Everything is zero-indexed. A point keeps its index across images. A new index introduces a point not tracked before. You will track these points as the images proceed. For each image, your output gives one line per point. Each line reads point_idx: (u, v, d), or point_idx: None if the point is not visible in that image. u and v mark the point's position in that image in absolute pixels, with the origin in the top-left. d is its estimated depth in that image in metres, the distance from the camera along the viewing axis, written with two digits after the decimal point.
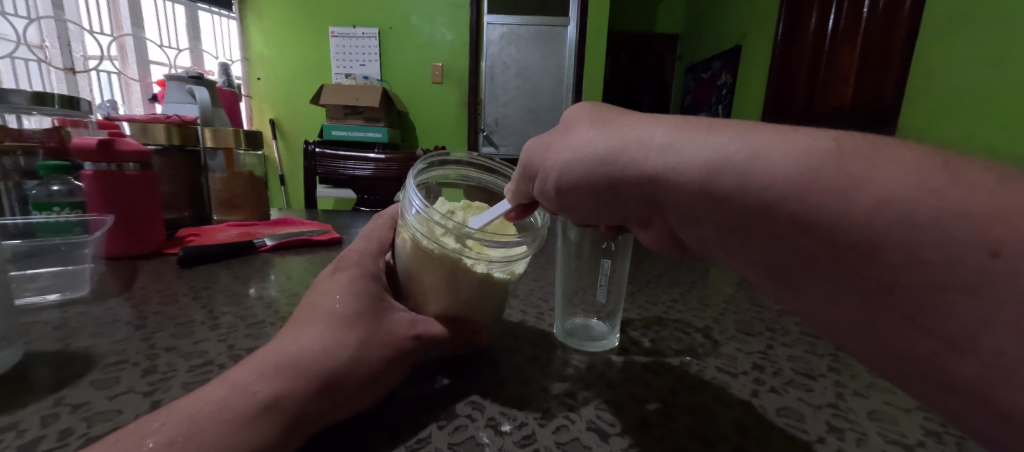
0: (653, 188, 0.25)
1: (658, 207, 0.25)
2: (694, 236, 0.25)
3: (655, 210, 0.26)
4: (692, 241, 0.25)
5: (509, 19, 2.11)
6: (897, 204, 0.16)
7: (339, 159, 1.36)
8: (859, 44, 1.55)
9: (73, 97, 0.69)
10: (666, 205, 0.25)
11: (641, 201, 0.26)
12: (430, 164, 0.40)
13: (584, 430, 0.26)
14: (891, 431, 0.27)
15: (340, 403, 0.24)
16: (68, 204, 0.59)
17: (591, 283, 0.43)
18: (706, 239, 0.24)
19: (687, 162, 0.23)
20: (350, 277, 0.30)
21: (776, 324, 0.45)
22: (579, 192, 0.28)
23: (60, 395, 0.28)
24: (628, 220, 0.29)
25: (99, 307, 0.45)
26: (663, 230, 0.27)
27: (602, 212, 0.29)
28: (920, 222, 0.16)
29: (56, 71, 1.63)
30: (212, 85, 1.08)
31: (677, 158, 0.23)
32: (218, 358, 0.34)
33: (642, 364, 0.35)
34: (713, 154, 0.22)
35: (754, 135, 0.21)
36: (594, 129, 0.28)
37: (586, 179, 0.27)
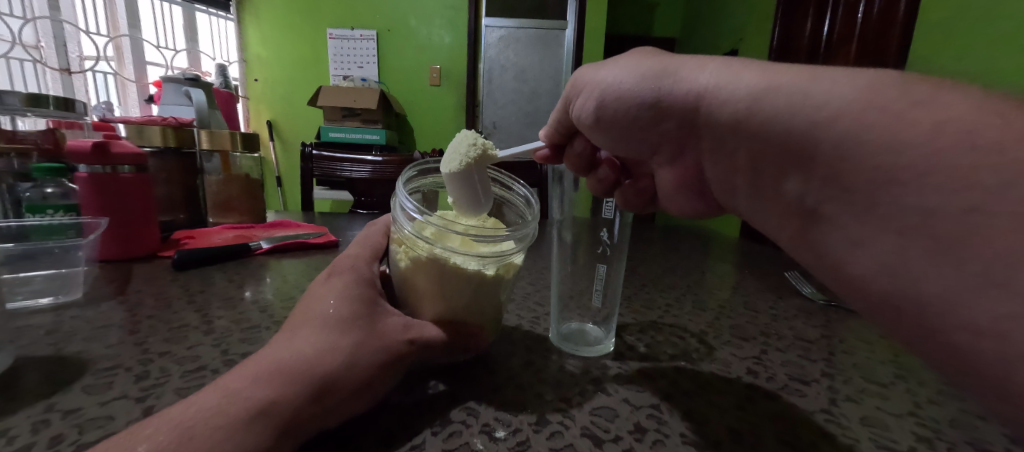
0: (694, 112, 0.29)
1: (694, 131, 0.31)
2: (725, 156, 0.29)
3: (691, 134, 0.32)
4: (717, 162, 0.31)
5: (506, 22, 2.11)
6: (955, 124, 0.19)
7: (335, 162, 1.36)
8: (853, 49, 1.57)
9: (68, 98, 0.69)
10: (702, 127, 0.30)
11: (680, 125, 0.31)
12: (421, 172, 0.40)
13: (577, 436, 0.26)
14: (882, 436, 0.27)
15: (333, 408, 0.24)
16: (61, 207, 0.58)
17: (586, 287, 0.43)
18: (739, 155, 0.28)
19: (741, 88, 0.26)
20: (344, 283, 0.30)
21: (770, 329, 0.45)
22: (623, 120, 0.34)
23: (51, 402, 0.28)
24: (663, 145, 0.35)
25: (92, 311, 0.45)
26: (694, 153, 0.33)
27: (641, 138, 0.35)
28: (980, 142, 0.18)
29: (52, 72, 1.63)
30: (209, 87, 1.08)
31: (727, 81, 0.27)
32: (212, 363, 0.33)
33: (637, 369, 0.35)
34: (770, 85, 0.25)
35: (822, 75, 0.23)
36: (644, 59, 0.31)
37: (631, 109, 0.33)
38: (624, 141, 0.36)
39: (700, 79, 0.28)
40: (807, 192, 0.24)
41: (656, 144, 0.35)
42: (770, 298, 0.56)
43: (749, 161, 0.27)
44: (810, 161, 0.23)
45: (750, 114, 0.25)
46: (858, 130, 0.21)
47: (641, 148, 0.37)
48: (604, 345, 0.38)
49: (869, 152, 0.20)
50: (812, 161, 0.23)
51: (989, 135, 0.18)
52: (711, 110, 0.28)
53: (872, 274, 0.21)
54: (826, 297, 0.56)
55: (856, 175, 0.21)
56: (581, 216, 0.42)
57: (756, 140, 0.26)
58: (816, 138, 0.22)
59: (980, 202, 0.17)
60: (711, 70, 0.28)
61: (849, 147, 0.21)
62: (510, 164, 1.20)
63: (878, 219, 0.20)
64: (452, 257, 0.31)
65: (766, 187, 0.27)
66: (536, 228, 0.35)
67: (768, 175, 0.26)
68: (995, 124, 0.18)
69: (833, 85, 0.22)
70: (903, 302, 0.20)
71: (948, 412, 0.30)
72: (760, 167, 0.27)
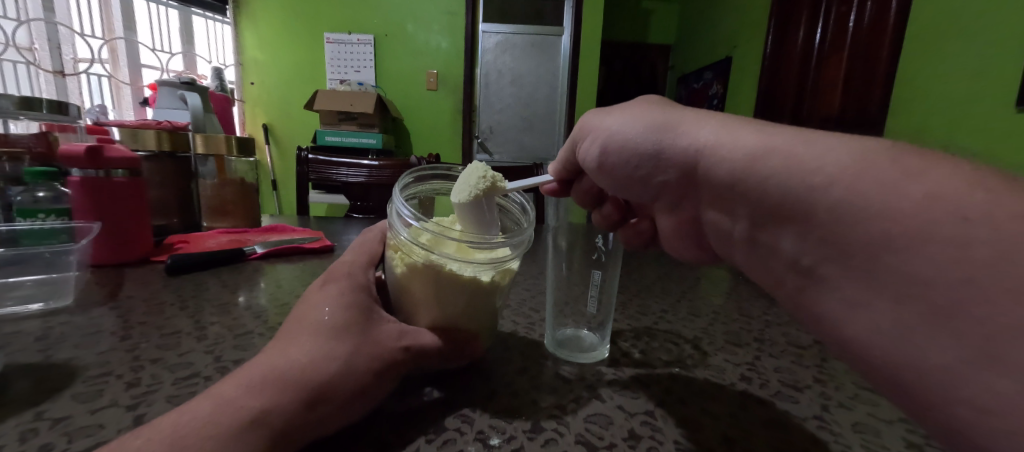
0: (694, 165, 0.29)
1: (693, 183, 0.30)
2: (723, 211, 0.28)
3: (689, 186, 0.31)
4: (714, 215, 0.30)
5: (503, 27, 2.14)
6: (949, 193, 0.17)
7: (332, 166, 1.35)
8: (846, 56, 1.59)
9: (61, 101, 0.69)
10: (700, 180, 0.29)
11: (678, 176, 0.31)
12: (418, 178, 0.40)
13: (572, 442, 0.26)
14: (873, 443, 0.28)
15: (327, 415, 0.24)
16: (53, 210, 0.58)
17: (582, 293, 0.43)
18: (736, 212, 0.27)
19: (739, 147, 0.25)
20: (340, 289, 0.30)
21: (763, 335, 0.46)
22: (623, 167, 0.34)
23: (40, 410, 0.28)
24: (662, 195, 0.35)
25: (83, 317, 0.44)
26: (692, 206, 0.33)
27: (642, 188, 0.35)
28: (971, 215, 0.16)
29: (45, 74, 1.60)
30: (204, 91, 1.07)
31: (726, 140, 0.26)
32: (204, 370, 0.33)
33: (633, 376, 0.35)
34: (761, 141, 0.24)
35: (817, 140, 0.22)
36: (647, 111, 0.32)
37: (631, 160, 0.33)
38: (624, 189, 0.37)
39: (700, 136, 0.28)
40: (800, 253, 0.22)
41: (656, 193, 0.35)
42: (763, 304, 0.57)
43: (745, 218, 0.26)
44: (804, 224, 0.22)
45: (746, 174, 0.25)
46: (848, 203, 0.19)
47: (641, 195, 0.37)
48: (598, 352, 0.38)
49: (855, 222, 0.19)
50: (807, 225, 0.21)
51: (979, 206, 0.17)
52: (709, 165, 0.27)
53: (867, 343, 0.20)
54: None
55: (849, 243, 0.20)
56: (578, 222, 0.43)
57: (753, 200, 0.25)
58: (811, 202, 0.21)
59: (973, 254, 0.16)
60: (712, 129, 0.27)
61: (843, 213, 0.20)
62: (506, 169, 1.20)
63: (869, 289, 0.19)
64: (446, 265, 0.31)
65: (761, 249, 0.26)
66: (531, 235, 0.35)
67: (762, 236, 0.25)
68: (985, 198, 0.17)
69: (829, 151, 0.21)
70: (894, 368, 0.19)
71: None
72: (757, 229, 0.25)
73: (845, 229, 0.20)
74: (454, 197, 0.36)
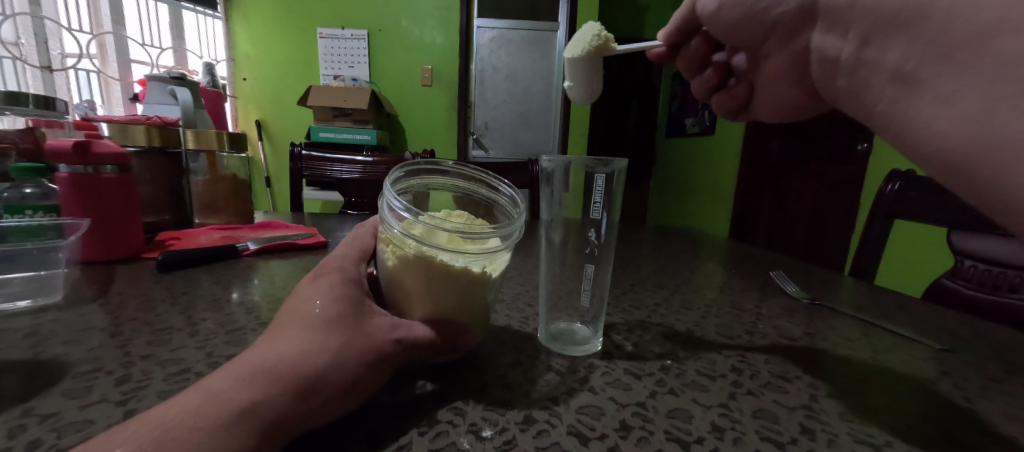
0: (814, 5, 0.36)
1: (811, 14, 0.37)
2: (837, 35, 0.34)
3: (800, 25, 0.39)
4: (824, 41, 0.35)
5: (498, 23, 2.12)
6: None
7: (325, 162, 1.34)
8: None
9: (49, 97, 0.68)
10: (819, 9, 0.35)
11: (799, 11, 0.38)
12: (409, 173, 0.40)
13: (563, 434, 0.26)
14: (860, 431, 0.28)
15: (318, 408, 0.24)
16: (42, 207, 0.57)
17: (575, 287, 0.43)
18: (850, 33, 0.32)
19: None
20: (331, 283, 0.30)
21: (755, 327, 0.46)
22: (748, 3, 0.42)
23: (28, 406, 0.27)
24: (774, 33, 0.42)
25: (73, 314, 0.44)
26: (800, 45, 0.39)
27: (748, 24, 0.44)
28: None
29: (32, 70, 1.58)
30: (195, 86, 1.06)
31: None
32: (196, 366, 0.33)
33: (625, 368, 0.35)
34: None
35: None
36: None
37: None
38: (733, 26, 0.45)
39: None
40: (905, 60, 0.28)
41: (767, 31, 0.43)
42: (755, 298, 0.57)
43: (858, 37, 0.31)
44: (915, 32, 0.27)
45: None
46: (961, 6, 0.24)
47: (751, 35, 0.45)
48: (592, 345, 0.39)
49: (970, 15, 0.24)
50: (918, 31, 0.27)
51: None
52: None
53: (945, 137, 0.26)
54: (809, 295, 0.58)
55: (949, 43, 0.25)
56: (571, 216, 0.43)
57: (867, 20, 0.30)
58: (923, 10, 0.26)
59: None
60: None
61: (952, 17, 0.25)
62: (500, 166, 1.20)
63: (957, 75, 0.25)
64: (436, 256, 0.31)
65: (862, 67, 0.32)
66: (522, 227, 0.35)
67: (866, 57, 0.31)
68: None
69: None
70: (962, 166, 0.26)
71: (923, 408, 0.31)
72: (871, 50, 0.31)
73: (954, 31, 0.25)
74: (570, 52, 0.55)
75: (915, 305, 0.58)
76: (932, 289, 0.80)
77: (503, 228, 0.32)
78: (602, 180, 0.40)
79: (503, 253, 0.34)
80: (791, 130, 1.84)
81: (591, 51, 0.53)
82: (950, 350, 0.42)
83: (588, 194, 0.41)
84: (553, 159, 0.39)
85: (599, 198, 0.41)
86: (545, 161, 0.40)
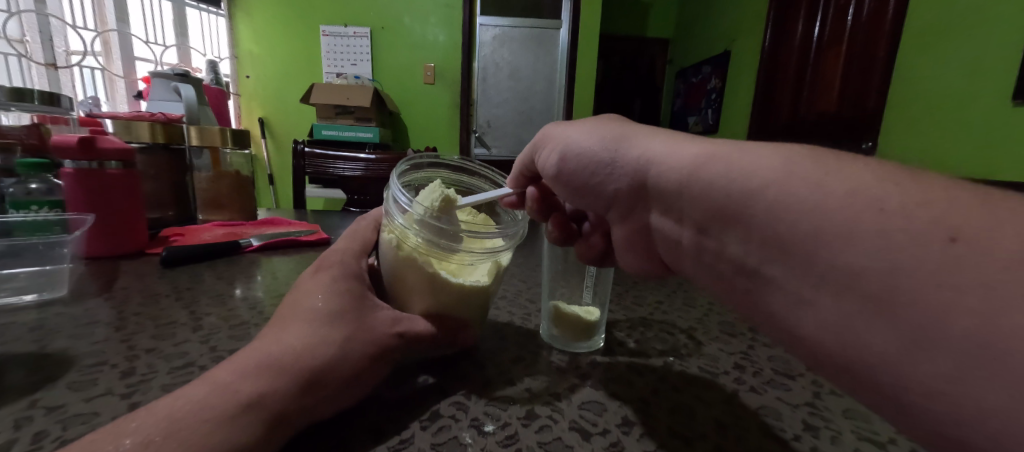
0: (642, 178, 0.29)
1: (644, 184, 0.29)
2: (673, 217, 0.28)
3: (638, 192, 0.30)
4: (664, 221, 0.29)
5: (501, 21, 2.11)
6: None
7: (328, 159, 1.35)
8: (845, 50, 1.57)
9: (54, 93, 0.67)
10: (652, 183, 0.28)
11: (629, 186, 0.30)
12: (414, 166, 0.40)
13: (566, 429, 0.26)
14: (864, 429, 0.28)
15: (325, 398, 0.24)
16: (47, 202, 0.57)
17: (577, 285, 0.43)
18: (684, 218, 0.26)
19: (678, 154, 0.26)
20: (332, 277, 0.30)
21: (759, 325, 0.46)
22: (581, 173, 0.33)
23: (34, 398, 0.27)
24: (612, 206, 0.34)
25: (78, 308, 0.44)
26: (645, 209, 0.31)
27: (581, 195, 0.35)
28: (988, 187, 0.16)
29: (37, 67, 1.58)
30: (199, 83, 1.06)
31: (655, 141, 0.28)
32: (199, 360, 0.33)
33: (627, 365, 0.35)
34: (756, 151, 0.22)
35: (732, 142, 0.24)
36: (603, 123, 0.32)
37: (587, 168, 0.32)
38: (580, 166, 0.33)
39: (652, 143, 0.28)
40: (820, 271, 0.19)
41: (607, 202, 0.34)
42: None
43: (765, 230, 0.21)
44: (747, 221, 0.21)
45: (692, 178, 0.24)
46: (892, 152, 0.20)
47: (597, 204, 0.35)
48: (597, 313, 0.39)
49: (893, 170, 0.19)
50: (749, 226, 0.21)
51: None
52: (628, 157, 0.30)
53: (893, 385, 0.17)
54: None
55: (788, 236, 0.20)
56: None
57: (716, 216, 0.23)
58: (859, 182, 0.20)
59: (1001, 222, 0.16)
60: (644, 137, 0.29)
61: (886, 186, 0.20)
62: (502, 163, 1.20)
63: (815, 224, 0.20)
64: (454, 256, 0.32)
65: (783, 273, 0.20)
66: (524, 225, 0.35)
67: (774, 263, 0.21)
68: None
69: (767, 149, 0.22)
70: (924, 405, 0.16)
71: None
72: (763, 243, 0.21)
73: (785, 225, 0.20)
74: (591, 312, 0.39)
75: None
76: None
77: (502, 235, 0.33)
78: None
79: (506, 252, 0.35)
80: (792, 128, 1.83)
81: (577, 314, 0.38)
82: None
83: None
84: None
85: None
86: None
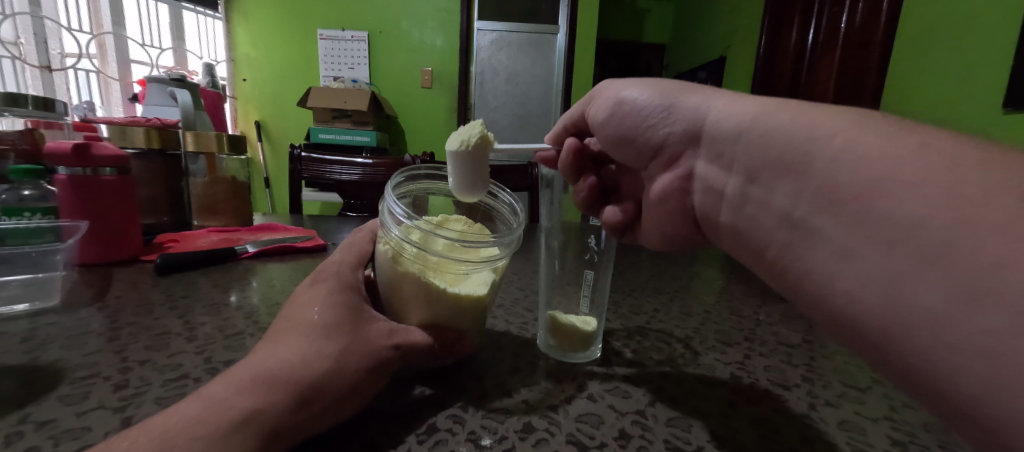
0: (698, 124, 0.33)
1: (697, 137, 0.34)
2: (722, 166, 0.32)
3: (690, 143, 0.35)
4: (709, 171, 0.33)
5: (498, 25, 2.12)
6: None
7: (325, 164, 1.34)
8: (838, 55, 1.61)
9: (48, 98, 0.67)
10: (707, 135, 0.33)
11: (682, 132, 0.35)
12: (410, 177, 0.40)
13: (563, 443, 0.26)
14: (860, 441, 0.28)
15: (320, 413, 0.24)
16: (40, 209, 0.56)
17: (574, 293, 0.43)
18: (734, 166, 0.30)
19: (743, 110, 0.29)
20: (329, 289, 0.30)
21: (754, 334, 0.46)
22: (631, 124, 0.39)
23: (25, 412, 0.27)
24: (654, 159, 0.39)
25: (71, 318, 0.44)
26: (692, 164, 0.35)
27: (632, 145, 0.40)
28: None
29: (31, 69, 1.57)
30: (195, 88, 1.05)
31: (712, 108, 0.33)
32: (194, 372, 0.33)
33: (623, 375, 0.35)
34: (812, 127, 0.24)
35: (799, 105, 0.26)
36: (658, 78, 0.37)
37: (639, 115, 0.37)
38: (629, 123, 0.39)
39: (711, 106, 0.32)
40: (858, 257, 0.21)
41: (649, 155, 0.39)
42: (754, 303, 0.58)
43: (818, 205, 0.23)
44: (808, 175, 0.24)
45: (754, 124, 0.28)
46: None
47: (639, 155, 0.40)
48: (593, 323, 0.39)
49: None
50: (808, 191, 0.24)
51: None
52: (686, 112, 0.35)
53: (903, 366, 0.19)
54: None
55: (842, 189, 0.22)
56: (572, 222, 0.42)
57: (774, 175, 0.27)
58: None
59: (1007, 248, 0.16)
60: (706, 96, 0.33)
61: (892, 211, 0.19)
62: (500, 169, 1.20)
63: (867, 208, 0.21)
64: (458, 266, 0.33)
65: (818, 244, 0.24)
66: (522, 235, 0.35)
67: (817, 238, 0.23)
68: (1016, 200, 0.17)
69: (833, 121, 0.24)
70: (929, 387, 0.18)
71: (922, 417, 0.31)
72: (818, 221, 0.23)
73: (843, 175, 0.22)
74: (587, 323, 0.39)
75: None
76: None
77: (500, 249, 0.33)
78: None
79: (504, 261, 0.35)
80: None
81: (572, 324, 0.38)
82: None
83: None
84: (553, 166, 0.40)
85: None
86: (544, 167, 0.41)
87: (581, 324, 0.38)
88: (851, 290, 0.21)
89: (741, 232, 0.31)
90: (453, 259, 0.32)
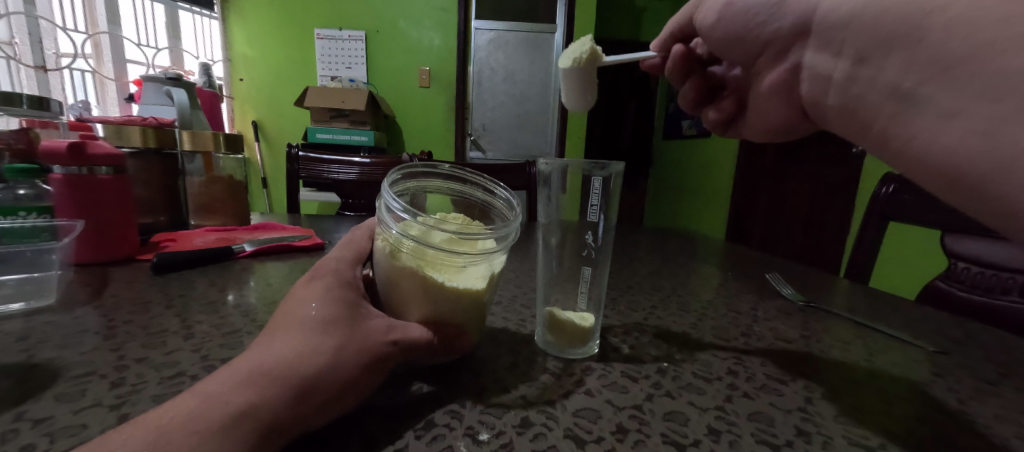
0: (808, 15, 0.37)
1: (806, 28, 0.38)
2: (830, 53, 0.35)
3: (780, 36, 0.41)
4: (817, 59, 0.37)
5: (496, 25, 2.12)
6: None
7: (322, 163, 1.34)
8: None
9: (43, 96, 0.67)
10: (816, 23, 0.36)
11: (793, 24, 0.39)
12: (406, 175, 0.40)
13: (560, 437, 0.26)
14: (855, 434, 0.28)
15: (316, 408, 0.24)
16: (35, 208, 0.55)
17: (572, 290, 0.43)
18: (845, 49, 0.33)
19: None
20: (326, 286, 0.30)
21: (751, 330, 0.46)
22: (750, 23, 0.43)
23: (21, 410, 0.27)
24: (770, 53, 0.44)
25: (67, 317, 0.44)
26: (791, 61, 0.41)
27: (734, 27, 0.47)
28: None
29: (26, 69, 1.55)
30: (191, 87, 1.05)
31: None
32: (191, 369, 0.33)
33: (620, 370, 0.35)
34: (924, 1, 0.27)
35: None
36: None
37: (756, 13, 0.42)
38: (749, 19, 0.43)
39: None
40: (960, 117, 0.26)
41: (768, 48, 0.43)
42: (751, 300, 0.58)
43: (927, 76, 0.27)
44: (918, 47, 0.27)
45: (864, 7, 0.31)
46: None
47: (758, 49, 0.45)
48: (591, 319, 0.39)
49: None
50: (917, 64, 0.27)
51: None
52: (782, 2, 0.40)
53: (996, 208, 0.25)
54: (804, 298, 0.58)
55: (953, 55, 0.25)
56: (570, 219, 0.42)
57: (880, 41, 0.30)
58: None
59: None
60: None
61: None
62: (498, 168, 1.20)
63: None
64: (456, 260, 0.33)
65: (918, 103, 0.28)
66: (518, 228, 0.35)
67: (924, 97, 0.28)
68: None
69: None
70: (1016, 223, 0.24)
71: (917, 410, 0.32)
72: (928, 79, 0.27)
73: (955, 44, 0.25)
74: (586, 319, 0.39)
75: (910, 307, 0.59)
76: (924, 292, 0.78)
77: (495, 244, 0.33)
78: (598, 183, 0.40)
79: (501, 255, 0.35)
80: None
81: (570, 320, 0.38)
82: (943, 352, 0.43)
83: (585, 194, 0.41)
84: (551, 163, 0.39)
85: (595, 201, 0.41)
86: (542, 164, 0.40)
87: (580, 321, 0.38)
88: (954, 144, 0.26)
89: (850, 106, 0.35)
90: (446, 253, 0.32)
